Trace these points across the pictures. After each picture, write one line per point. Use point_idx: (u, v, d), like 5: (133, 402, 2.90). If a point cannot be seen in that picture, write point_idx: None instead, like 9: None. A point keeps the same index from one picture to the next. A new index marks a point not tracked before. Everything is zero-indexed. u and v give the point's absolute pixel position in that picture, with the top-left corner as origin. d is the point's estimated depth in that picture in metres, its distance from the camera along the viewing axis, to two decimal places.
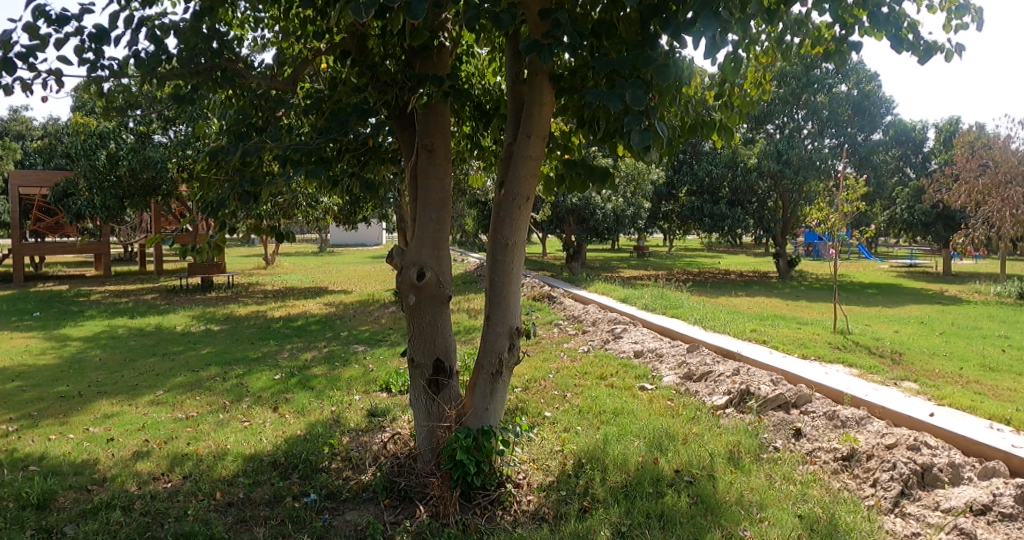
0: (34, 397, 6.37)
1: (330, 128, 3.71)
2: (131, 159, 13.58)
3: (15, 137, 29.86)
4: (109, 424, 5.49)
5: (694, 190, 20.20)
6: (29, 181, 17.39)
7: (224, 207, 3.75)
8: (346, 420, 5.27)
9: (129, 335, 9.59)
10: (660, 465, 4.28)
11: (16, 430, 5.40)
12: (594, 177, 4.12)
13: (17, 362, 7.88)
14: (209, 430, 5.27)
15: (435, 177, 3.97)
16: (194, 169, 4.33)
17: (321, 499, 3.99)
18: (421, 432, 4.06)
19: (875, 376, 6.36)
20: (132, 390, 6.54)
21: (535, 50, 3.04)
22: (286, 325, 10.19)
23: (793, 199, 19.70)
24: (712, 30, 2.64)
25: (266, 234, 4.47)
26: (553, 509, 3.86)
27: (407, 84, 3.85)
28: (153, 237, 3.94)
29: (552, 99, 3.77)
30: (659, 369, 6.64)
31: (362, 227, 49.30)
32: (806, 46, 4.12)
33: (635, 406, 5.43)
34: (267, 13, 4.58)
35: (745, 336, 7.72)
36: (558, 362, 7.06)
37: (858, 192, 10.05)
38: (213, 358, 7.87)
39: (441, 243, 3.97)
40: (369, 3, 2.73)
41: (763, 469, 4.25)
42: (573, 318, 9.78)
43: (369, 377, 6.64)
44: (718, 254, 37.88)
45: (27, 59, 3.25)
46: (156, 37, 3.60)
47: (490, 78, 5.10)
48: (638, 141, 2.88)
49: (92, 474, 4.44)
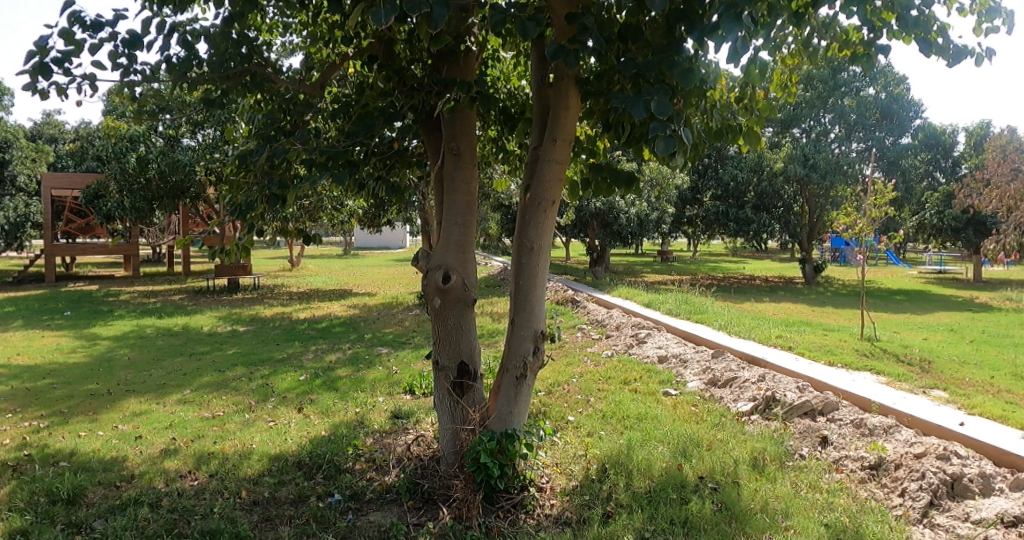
0: (64, 394, 6.50)
1: (357, 132, 3.80)
2: (161, 162, 13.80)
3: (47, 140, 30.59)
4: (137, 422, 5.60)
5: (719, 195, 20.57)
6: (62, 183, 17.68)
7: (253, 210, 3.83)
8: (370, 422, 5.31)
9: (156, 334, 9.76)
10: (685, 471, 4.25)
11: (47, 426, 5.52)
12: (620, 181, 4.08)
13: (49, 359, 8.08)
14: (235, 429, 5.35)
15: (461, 181, 3.98)
16: (223, 172, 4.41)
17: (345, 499, 4.03)
18: (445, 435, 4.08)
19: (903, 384, 6.26)
20: (159, 389, 6.66)
21: (561, 55, 3.08)
22: (310, 327, 10.32)
23: (819, 204, 19.44)
24: (735, 35, 2.67)
25: (292, 238, 4.54)
26: (576, 514, 3.86)
27: (434, 88, 3.88)
28: (186, 238, 4.02)
29: (578, 104, 3.76)
30: (683, 374, 6.58)
31: (387, 229, 49.84)
32: (834, 49, 4.06)
33: (659, 411, 5.40)
34: (295, 18, 4.66)
35: (770, 342, 7.65)
36: (581, 366, 7.04)
37: (886, 197, 9.88)
38: (239, 358, 7.97)
39: (465, 246, 3.98)
40: (390, 9, 2.77)
41: (788, 476, 4.21)
42: (597, 323, 9.75)
43: (393, 379, 6.67)
44: (742, 259, 37.68)
45: (62, 64, 3.32)
46: (188, 42, 3.69)
47: (515, 82, 5.15)
48: (663, 148, 2.92)
49: (121, 470, 4.53)
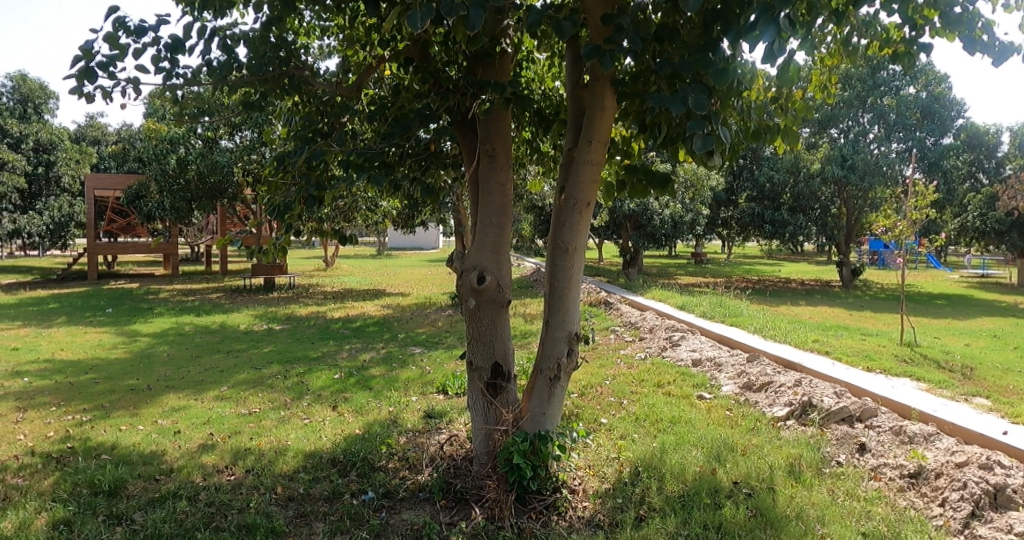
0: (106, 389, 6.68)
1: (394, 133, 3.84)
2: (200, 163, 14.10)
3: (91, 142, 31.47)
4: (176, 417, 5.73)
5: (755, 196, 20.50)
6: (104, 185, 18.16)
7: (290, 210, 3.89)
8: (403, 421, 5.35)
9: (194, 332, 9.97)
10: (719, 476, 4.20)
11: (90, 420, 5.68)
12: (656, 183, 4.05)
13: (92, 355, 8.32)
14: (271, 426, 5.44)
15: (496, 182, 3.99)
16: (262, 174, 4.49)
17: (379, 497, 4.07)
18: (478, 435, 4.10)
19: (944, 391, 6.10)
20: (197, 385, 6.80)
21: (597, 56, 3.08)
22: (345, 326, 10.45)
23: (858, 206, 19.05)
24: (772, 35, 2.64)
25: (329, 238, 4.60)
26: (609, 517, 3.84)
27: (470, 90, 3.90)
28: (226, 238, 4.10)
29: (614, 104, 3.75)
30: (718, 378, 6.51)
31: (421, 230, 50.21)
32: (875, 48, 3.97)
33: (693, 415, 5.35)
34: (332, 22, 4.72)
35: (806, 346, 7.52)
36: (614, 368, 7.01)
37: (928, 199, 9.64)
38: (275, 356, 8.10)
39: (500, 247, 4.00)
40: (426, 12, 2.80)
41: (824, 483, 4.14)
42: (630, 325, 9.69)
43: (426, 379, 6.72)
44: (778, 262, 37.11)
45: (107, 68, 3.42)
46: (227, 46, 3.77)
47: (549, 83, 5.15)
48: (699, 148, 2.90)
49: (160, 464, 4.64)
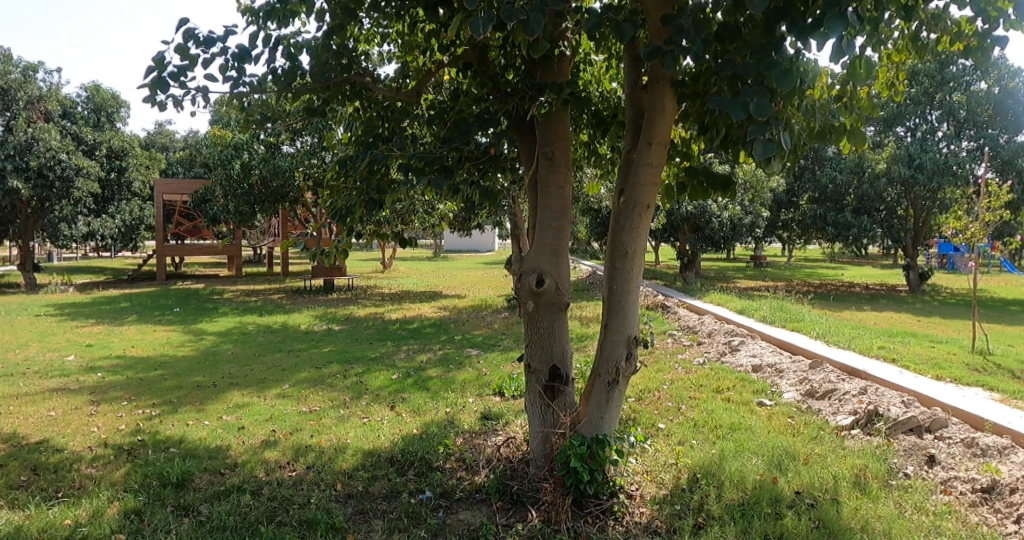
0: (174, 385, 6.96)
1: (454, 137, 3.89)
2: (263, 168, 14.55)
3: (160, 149, 32.86)
4: (240, 413, 5.92)
5: (817, 198, 19.91)
6: (173, 189, 18.92)
7: (353, 214, 3.99)
8: (460, 422, 5.41)
9: (257, 331, 10.30)
10: (780, 485, 4.10)
11: (159, 414, 5.93)
12: (717, 185, 3.99)
13: (161, 352, 8.68)
14: (331, 424, 5.57)
15: (555, 185, 4.00)
16: (324, 178, 4.60)
17: (436, 497, 4.13)
18: (535, 438, 4.11)
19: (1020, 402, 5.80)
20: (260, 383, 7.02)
21: (657, 58, 3.06)
22: (402, 327, 10.62)
23: (926, 207, 18.27)
24: (840, 32, 2.57)
25: (389, 241, 4.69)
26: (666, 523, 3.80)
27: (528, 93, 3.92)
28: (290, 241, 4.22)
29: (674, 106, 3.70)
30: (779, 384, 6.36)
31: (477, 232, 50.65)
32: (945, 42, 3.81)
33: (753, 422, 5.24)
34: (392, 29, 4.82)
35: (871, 353, 7.26)
36: (672, 373, 6.92)
37: (1002, 200, 9.19)
38: (335, 356, 8.29)
39: (559, 250, 4.00)
40: (487, 18, 2.83)
41: (891, 496, 3.99)
42: (688, 329, 9.55)
43: (482, 380, 6.77)
44: (842, 266, 35.96)
45: (178, 78, 3.57)
46: (291, 54, 3.89)
47: (606, 85, 5.13)
48: (761, 151, 2.85)
49: (224, 458, 4.81)
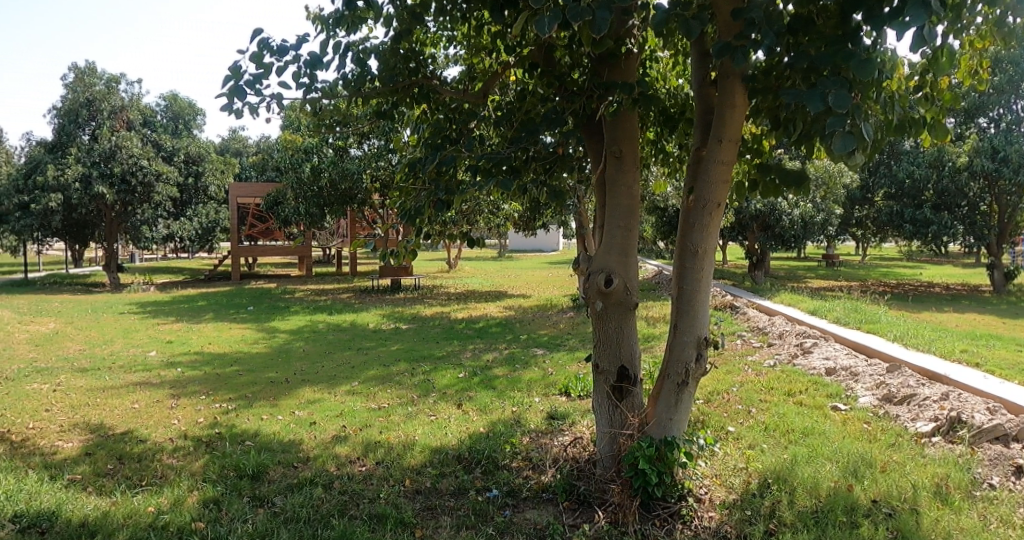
0: (249, 381, 7.26)
1: (520, 138, 3.92)
2: (332, 171, 14.97)
3: (234, 154, 34.24)
4: (311, 409, 6.13)
5: (893, 193, 19.04)
6: (247, 192, 19.76)
7: (422, 214, 4.07)
8: (527, 421, 5.44)
9: (327, 329, 10.62)
10: (855, 493, 3.96)
11: (236, 408, 6.20)
12: (790, 182, 3.88)
13: (236, 348, 9.06)
14: (399, 421, 5.70)
15: (623, 184, 3.98)
16: (394, 180, 4.71)
17: (503, 495, 4.17)
18: (603, 438, 4.10)
19: None
20: (331, 379, 7.25)
21: (727, 53, 3.01)
22: (467, 326, 10.75)
23: (1014, 203, 17.23)
24: (923, 20, 2.47)
25: (457, 241, 4.76)
26: (736, 528, 3.72)
27: (596, 92, 3.91)
28: (362, 242, 4.34)
29: (745, 101, 3.63)
30: (854, 388, 6.13)
31: (540, 231, 50.74)
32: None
33: (827, 427, 5.08)
34: (458, 32, 4.89)
35: (954, 357, 6.92)
36: (741, 375, 6.77)
37: None
38: (402, 354, 8.47)
39: (627, 250, 3.98)
40: (553, 17, 2.83)
41: (976, 508, 3.80)
42: (758, 330, 9.30)
43: (548, 380, 6.79)
44: (923, 264, 34.33)
45: (254, 86, 3.72)
46: (360, 60, 3.99)
47: (673, 82, 5.06)
48: (840, 146, 2.77)
49: (297, 452, 4.99)
